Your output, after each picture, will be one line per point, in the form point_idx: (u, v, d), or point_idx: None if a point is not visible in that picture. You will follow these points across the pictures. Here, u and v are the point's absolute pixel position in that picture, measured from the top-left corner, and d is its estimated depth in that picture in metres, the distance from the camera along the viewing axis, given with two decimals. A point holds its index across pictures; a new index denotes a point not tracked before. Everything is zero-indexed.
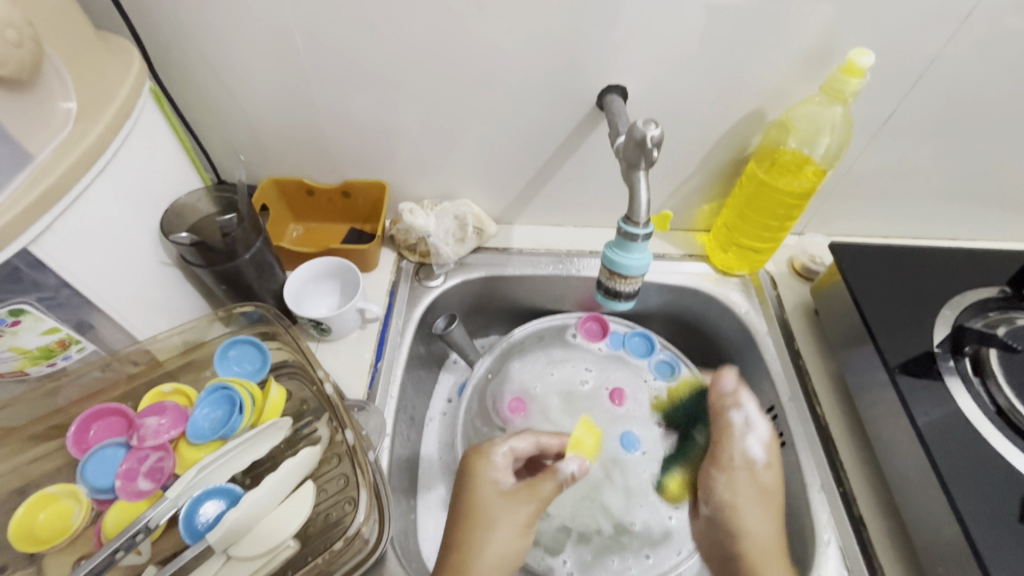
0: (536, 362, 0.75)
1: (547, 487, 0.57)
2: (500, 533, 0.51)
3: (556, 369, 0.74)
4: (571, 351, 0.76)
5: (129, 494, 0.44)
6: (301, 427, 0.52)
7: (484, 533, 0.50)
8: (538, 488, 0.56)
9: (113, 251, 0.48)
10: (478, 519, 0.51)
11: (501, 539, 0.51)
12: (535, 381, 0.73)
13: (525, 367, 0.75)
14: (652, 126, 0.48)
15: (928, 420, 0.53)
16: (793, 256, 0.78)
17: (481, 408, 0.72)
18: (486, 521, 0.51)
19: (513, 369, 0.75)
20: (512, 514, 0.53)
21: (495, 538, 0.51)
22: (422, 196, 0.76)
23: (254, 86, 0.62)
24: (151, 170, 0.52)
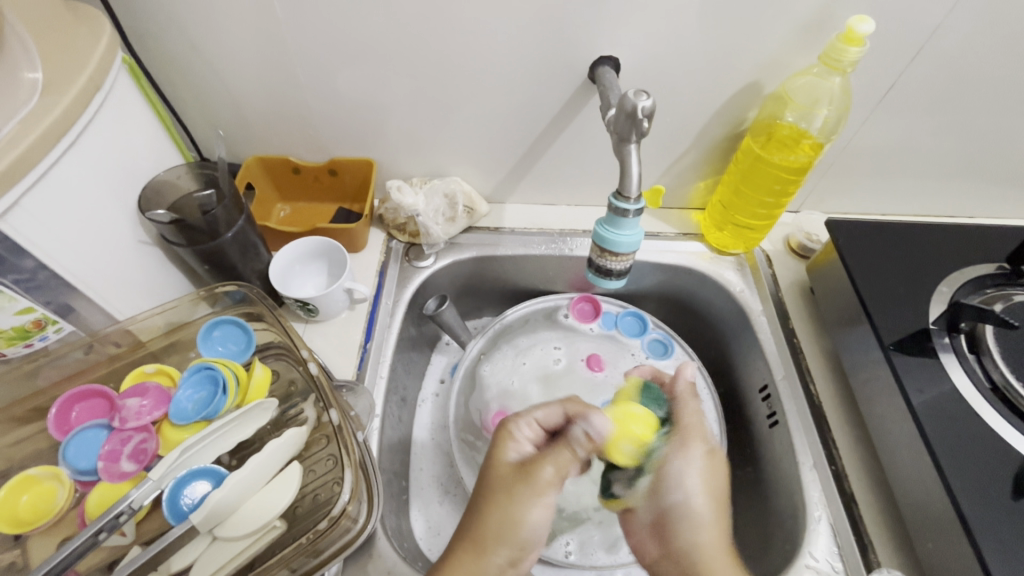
0: (506, 355, 0.74)
1: (565, 458, 0.49)
2: (497, 511, 0.45)
3: (526, 358, 0.74)
4: (537, 336, 0.76)
5: (111, 476, 0.44)
6: (288, 409, 0.51)
7: (522, 486, 0.46)
8: (555, 457, 0.48)
9: (88, 228, 0.47)
10: (489, 499, 0.46)
11: (496, 519, 0.45)
12: (511, 376, 0.72)
13: (496, 367, 0.73)
14: (643, 96, 0.46)
15: (922, 397, 0.52)
16: (789, 234, 0.76)
17: (467, 424, 0.70)
18: (491, 494, 0.46)
19: (485, 373, 0.73)
20: (531, 488, 0.46)
21: (523, 514, 0.45)
22: (411, 173, 0.75)
23: (234, 59, 0.60)
24: (125, 146, 0.50)
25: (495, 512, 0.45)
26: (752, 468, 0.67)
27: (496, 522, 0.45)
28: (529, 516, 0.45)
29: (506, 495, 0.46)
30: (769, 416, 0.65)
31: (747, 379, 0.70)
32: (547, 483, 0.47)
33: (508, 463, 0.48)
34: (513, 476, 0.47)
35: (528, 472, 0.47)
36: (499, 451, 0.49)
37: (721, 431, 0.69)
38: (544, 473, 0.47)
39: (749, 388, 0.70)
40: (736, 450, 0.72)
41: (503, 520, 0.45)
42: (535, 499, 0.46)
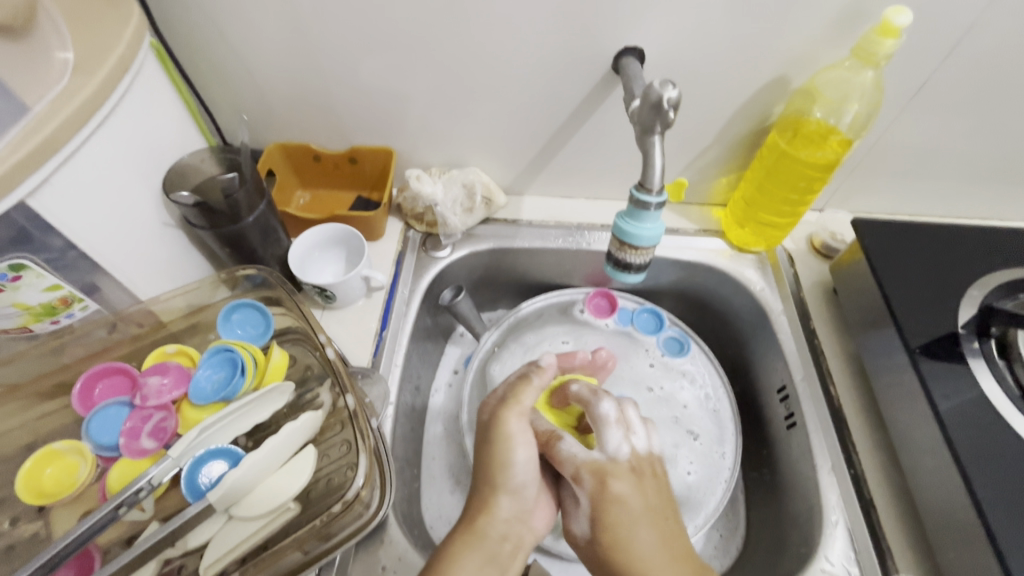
0: (515, 353, 0.73)
1: (525, 392, 0.52)
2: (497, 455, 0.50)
3: (537, 354, 0.73)
4: (543, 332, 0.75)
5: (132, 452, 0.45)
6: (304, 394, 0.51)
7: (501, 430, 0.50)
8: (522, 394, 0.52)
9: (113, 208, 0.47)
10: (487, 448, 0.51)
11: (497, 460, 0.50)
12: None
13: (505, 367, 0.72)
14: (669, 87, 0.45)
15: (948, 403, 0.51)
16: (813, 233, 0.75)
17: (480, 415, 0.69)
18: (486, 439, 0.51)
19: (495, 373, 0.71)
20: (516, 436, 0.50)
21: (508, 458, 0.50)
22: (430, 163, 0.75)
23: (257, 45, 0.60)
24: (152, 128, 0.51)
25: (490, 455, 0.50)
26: (768, 470, 0.66)
27: (487, 466, 0.50)
28: (515, 457, 0.50)
29: (489, 447, 0.50)
30: (787, 417, 0.64)
31: (765, 380, 0.69)
32: (513, 423, 0.50)
33: (486, 415, 0.53)
34: (486, 426, 0.52)
35: (499, 418, 0.51)
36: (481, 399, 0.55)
37: (736, 430, 0.69)
38: (512, 426, 0.50)
39: (766, 389, 0.69)
40: (752, 450, 0.71)
41: (485, 464, 0.51)
42: (513, 439, 0.50)
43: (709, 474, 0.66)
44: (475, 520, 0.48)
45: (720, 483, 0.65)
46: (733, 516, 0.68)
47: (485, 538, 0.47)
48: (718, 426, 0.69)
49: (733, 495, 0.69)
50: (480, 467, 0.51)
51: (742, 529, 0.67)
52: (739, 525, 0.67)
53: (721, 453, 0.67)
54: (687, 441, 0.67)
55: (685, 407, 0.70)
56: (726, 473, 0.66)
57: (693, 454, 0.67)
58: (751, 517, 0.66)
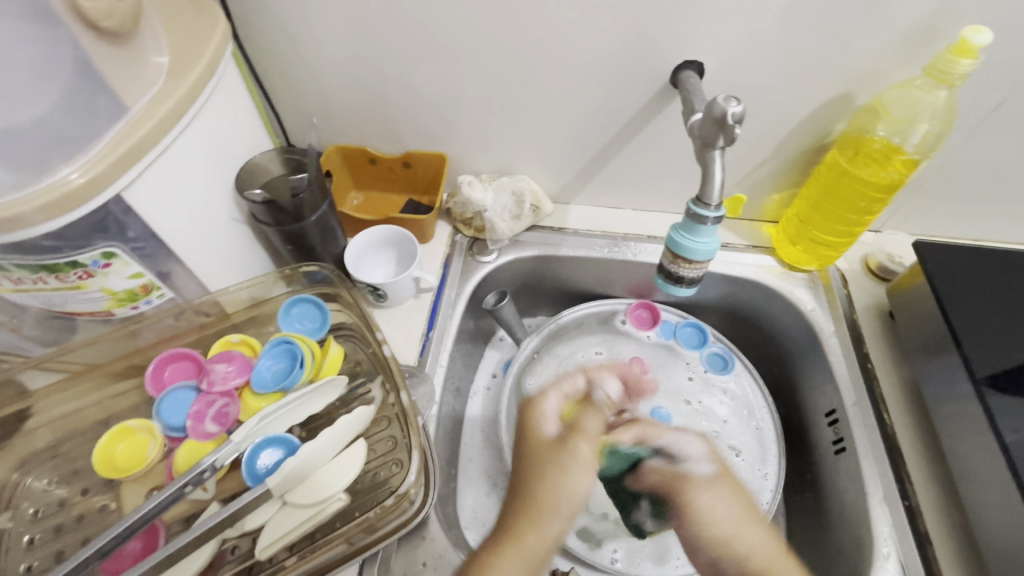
0: (549, 365, 0.74)
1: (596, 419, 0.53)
2: (566, 479, 0.48)
3: (570, 366, 0.73)
4: (577, 343, 0.76)
5: (198, 435, 0.47)
6: (355, 388, 0.53)
7: (573, 448, 0.50)
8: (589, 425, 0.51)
9: (191, 203, 0.50)
10: (544, 474, 0.48)
11: (566, 485, 0.48)
12: None
13: (539, 381, 0.73)
14: (734, 102, 0.45)
15: (1017, 437, 0.48)
16: (868, 254, 0.73)
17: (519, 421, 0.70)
18: (547, 462, 0.49)
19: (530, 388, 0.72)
20: (581, 463, 0.48)
21: (574, 483, 0.48)
22: (480, 170, 0.76)
23: (326, 52, 0.63)
24: (229, 130, 0.54)
25: (542, 482, 0.48)
26: (812, 494, 0.65)
27: (535, 486, 0.48)
28: (580, 484, 0.48)
29: (552, 468, 0.48)
30: (835, 442, 0.63)
31: (812, 402, 0.68)
32: (584, 455, 0.49)
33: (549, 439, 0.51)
34: (554, 447, 0.50)
35: (568, 444, 0.50)
36: (529, 420, 0.53)
37: (779, 451, 0.67)
38: (581, 450, 0.50)
39: (813, 411, 0.67)
40: (794, 474, 0.69)
41: (545, 488, 0.48)
42: (582, 464, 0.48)
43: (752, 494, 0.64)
44: (525, 536, 0.46)
45: (761, 504, 0.64)
46: None
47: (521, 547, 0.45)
48: (760, 447, 0.67)
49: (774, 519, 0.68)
50: (535, 493, 0.48)
51: None
52: None
53: (763, 474, 0.66)
54: (729, 458, 0.67)
55: (724, 423, 0.69)
56: (768, 494, 0.64)
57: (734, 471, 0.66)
58: (792, 542, 0.65)
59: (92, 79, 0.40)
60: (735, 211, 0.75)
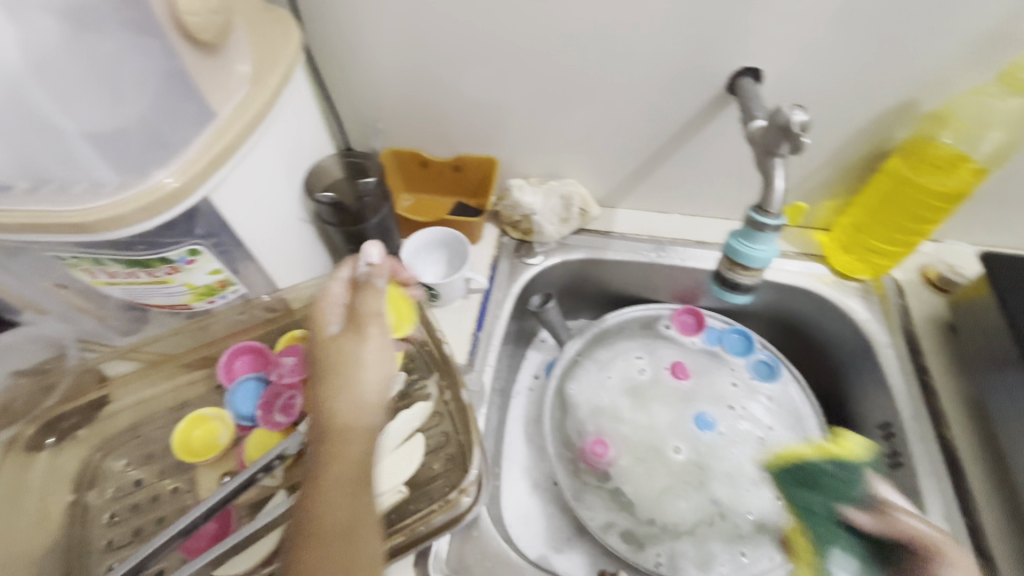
0: (589, 371, 0.75)
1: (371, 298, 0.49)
2: (364, 375, 0.46)
3: (611, 371, 0.74)
4: (616, 347, 0.76)
5: (268, 424, 0.50)
6: (412, 384, 0.55)
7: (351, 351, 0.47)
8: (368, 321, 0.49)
9: (265, 204, 0.52)
10: (343, 375, 0.46)
11: (361, 381, 0.46)
12: (599, 393, 0.73)
13: (581, 387, 0.73)
14: (799, 110, 0.45)
15: None
16: (927, 265, 0.71)
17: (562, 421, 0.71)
18: (349, 360, 0.47)
19: (572, 393, 0.73)
20: (360, 374, 0.46)
21: (360, 377, 0.46)
22: (528, 173, 0.77)
23: (388, 59, 0.65)
24: (299, 134, 0.57)
25: (341, 395, 0.45)
26: None
27: (328, 387, 0.46)
28: (361, 377, 0.46)
29: (339, 367, 0.46)
30: (890, 456, 0.61)
31: (865, 414, 0.66)
32: (375, 348, 0.47)
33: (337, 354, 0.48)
34: (346, 344, 0.47)
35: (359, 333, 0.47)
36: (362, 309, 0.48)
37: None
38: (367, 340, 0.47)
39: (866, 424, 0.66)
40: None
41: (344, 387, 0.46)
42: (365, 363, 0.46)
43: None
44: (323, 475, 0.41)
45: None
46: None
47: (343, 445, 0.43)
48: None
49: None
50: (320, 395, 0.45)
51: None
52: None
53: None
54: None
55: (769, 430, 0.69)
56: None
57: None
58: None
59: (182, 85, 0.43)
60: (796, 219, 0.73)
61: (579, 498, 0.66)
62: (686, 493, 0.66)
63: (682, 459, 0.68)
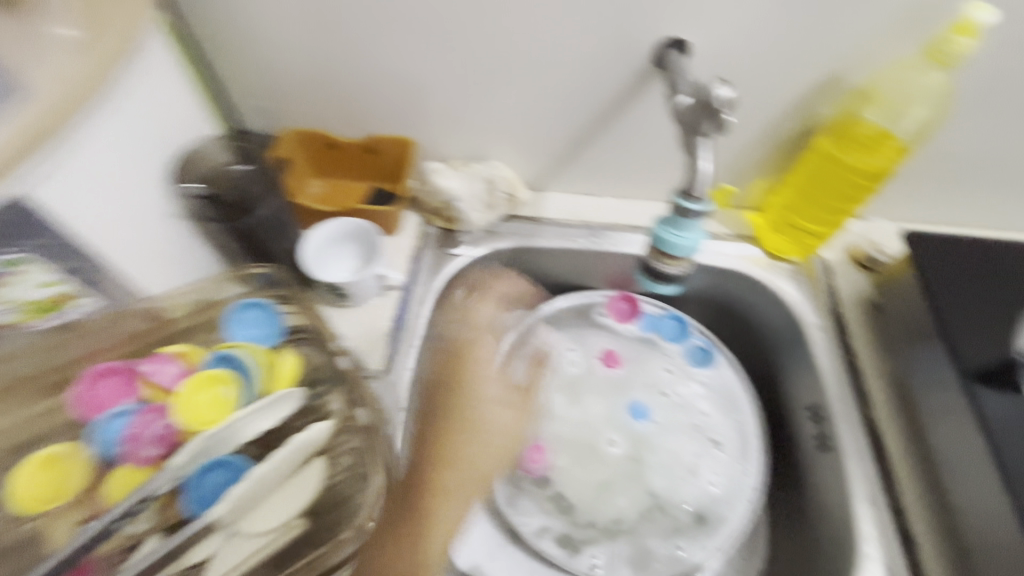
0: (521, 369, 0.69)
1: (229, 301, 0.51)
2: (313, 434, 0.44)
3: (543, 367, 0.70)
4: (545, 342, 0.72)
5: (135, 460, 0.42)
6: (313, 399, 0.49)
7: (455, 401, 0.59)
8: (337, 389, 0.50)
9: (116, 200, 0.44)
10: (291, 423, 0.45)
11: (308, 438, 0.44)
12: None
13: None
14: (721, 84, 0.42)
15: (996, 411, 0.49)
16: (854, 243, 0.70)
17: None
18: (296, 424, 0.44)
19: None
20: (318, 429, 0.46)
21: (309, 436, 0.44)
22: (449, 156, 0.71)
23: (275, 25, 0.57)
24: (157, 114, 0.48)
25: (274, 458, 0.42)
26: (793, 491, 0.63)
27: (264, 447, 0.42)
28: (299, 441, 0.43)
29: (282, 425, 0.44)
30: (818, 439, 0.61)
31: (794, 397, 0.66)
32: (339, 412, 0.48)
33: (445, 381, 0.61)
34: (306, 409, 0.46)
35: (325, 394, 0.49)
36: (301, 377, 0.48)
37: (761, 446, 0.66)
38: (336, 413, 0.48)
39: (795, 407, 0.66)
40: (775, 469, 0.68)
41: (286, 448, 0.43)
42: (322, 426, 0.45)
43: (734, 489, 0.63)
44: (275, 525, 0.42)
45: (743, 501, 0.63)
46: (753, 537, 0.65)
47: (449, 496, 0.55)
48: (742, 446, 0.65)
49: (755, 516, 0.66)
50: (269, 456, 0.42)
51: (763, 551, 0.64)
52: None
53: (744, 470, 0.64)
54: (710, 451, 0.65)
55: (704, 416, 0.68)
56: (749, 491, 0.63)
57: (717, 465, 0.64)
58: (773, 540, 0.64)
59: None
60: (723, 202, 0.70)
61: (511, 502, 0.62)
62: (623, 484, 0.64)
63: (618, 452, 0.65)
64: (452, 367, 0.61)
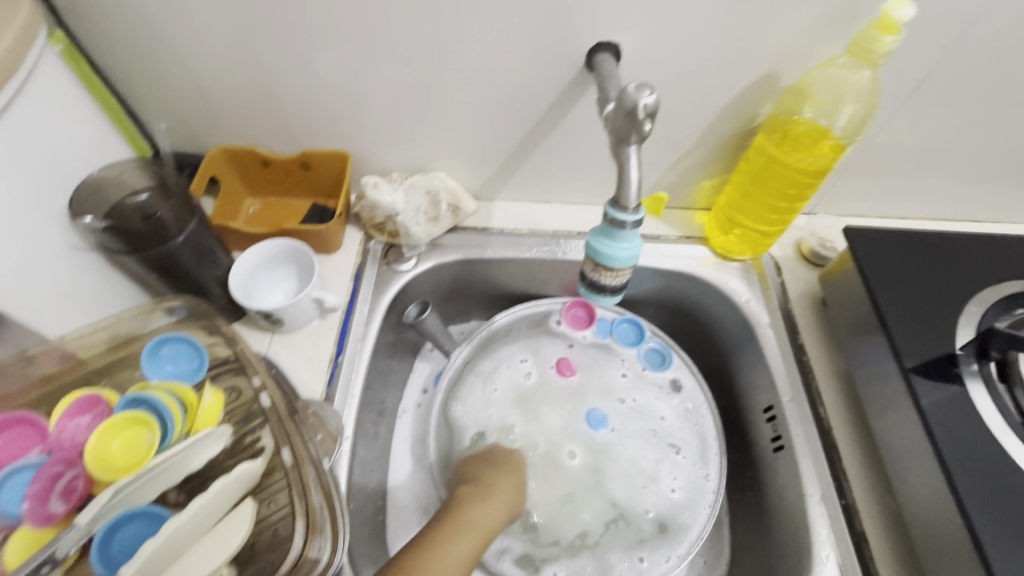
0: (474, 386, 0.68)
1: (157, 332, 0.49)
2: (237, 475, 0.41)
3: (497, 383, 0.68)
4: (500, 355, 0.70)
5: (35, 519, 0.38)
6: (246, 435, 0.46)
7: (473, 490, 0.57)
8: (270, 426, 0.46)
9: (7, 234, 0.41)
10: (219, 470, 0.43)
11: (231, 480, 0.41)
12: (487, 410, 0.66)
13: (469, 406, 0.67)
14: (646, 92, 0.40)
15: (932, 402, 0.49)
16: (801, 239, 0.71)
17: (450, 441, 0.65)
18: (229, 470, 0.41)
19: (458, 414, 0.66)
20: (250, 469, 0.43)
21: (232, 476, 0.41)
22: (390, 168, 0.68)
23: (188, 39, 0.54)
24: (52, 140, 0.45)
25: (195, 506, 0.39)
26: (752, 492, 0.63)
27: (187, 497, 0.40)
28: (221, 483, 0.40)
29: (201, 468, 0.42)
30: (774, 440, 0.61)
31: (750, 397, 0.66)
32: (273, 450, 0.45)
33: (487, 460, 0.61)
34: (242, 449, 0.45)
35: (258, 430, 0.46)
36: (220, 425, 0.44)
37: (720, 450, 0.65)
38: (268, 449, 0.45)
39: (752, 407, 0.65)
40: (736, 471, 0.67)
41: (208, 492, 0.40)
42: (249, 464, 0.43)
43: (695, 495, 0.62)
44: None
45: (703, 508, 0.62)
46: (717, 541, 0.64)
47: (462, 530, 0.48)
48: (701, 450, 0.65)
49: (718, 519, 0.66)
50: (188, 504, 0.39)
51: (727, 555, 0.63)
52: (723, 551, 0.64)
53: (705, 475, 0.63)
54: (670, 457, 0.64)
55: (662, 420, 0.66)
56: (710, 497, 0.62)
57: (677, 470, 0.63)
58: (736, 542, 0.63)
59: None
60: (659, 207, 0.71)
61: None
62: (582, 501, 0.62)
63: (578, 464, 0.64)
64: (500, 458, 0.60)
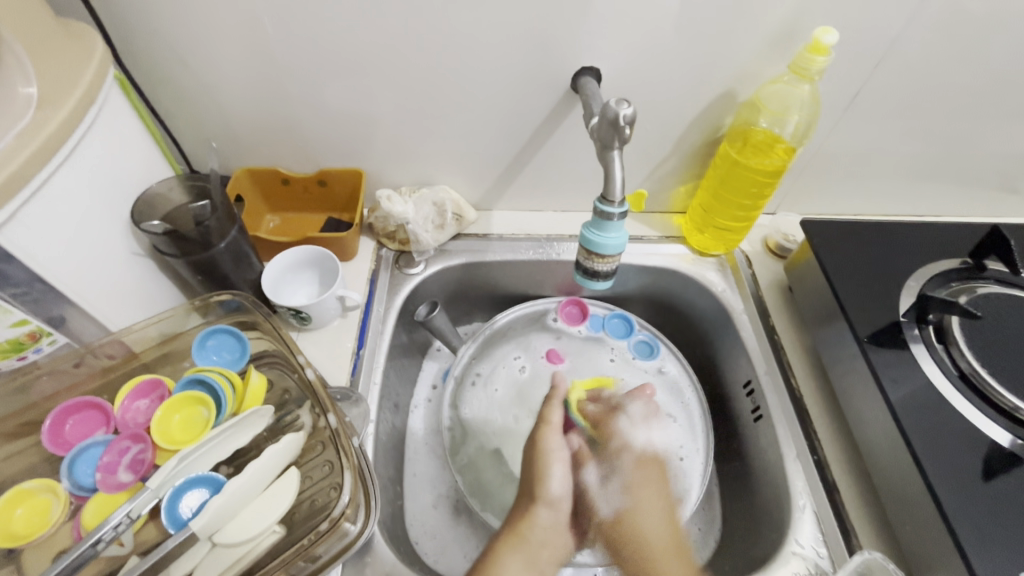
0: (476, 390, 0.73)
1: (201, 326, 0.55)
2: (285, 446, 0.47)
3: (496, 383, 0.74)
4: (494, 357, 0.76)
5: (109, 487, 0.44)
6: (285, 416, 0.51)
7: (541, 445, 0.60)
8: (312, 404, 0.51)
9: (81, 239, 0.47)
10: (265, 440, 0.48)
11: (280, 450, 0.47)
12: (491, 410, 0.72)
13: (474, 406, 0.72)
14: (624, 105, 0.48)
15: (898, 396, 0.54)
16: (767, 236, 0.79)
17: (462, 427, 0.71)
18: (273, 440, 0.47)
19: (467, 416, 0.71)
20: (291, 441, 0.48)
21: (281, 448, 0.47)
22: (399, 183, 0.76)
23: (223, 75, 0.62)
24: (119, 159, 0.52)
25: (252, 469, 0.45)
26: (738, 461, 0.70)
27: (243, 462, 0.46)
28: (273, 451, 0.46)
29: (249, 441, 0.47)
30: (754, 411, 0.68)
31: (731, 375, 0.73)
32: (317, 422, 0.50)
33: None
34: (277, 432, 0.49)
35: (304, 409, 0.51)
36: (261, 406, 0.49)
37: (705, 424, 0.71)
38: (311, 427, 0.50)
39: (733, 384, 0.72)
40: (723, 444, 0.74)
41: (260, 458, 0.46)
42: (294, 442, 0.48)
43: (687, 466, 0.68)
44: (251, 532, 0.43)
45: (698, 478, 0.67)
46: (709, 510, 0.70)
47: None
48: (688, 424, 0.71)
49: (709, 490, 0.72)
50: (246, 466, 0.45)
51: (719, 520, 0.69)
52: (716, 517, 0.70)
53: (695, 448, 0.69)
54: (664, 429, 0.70)
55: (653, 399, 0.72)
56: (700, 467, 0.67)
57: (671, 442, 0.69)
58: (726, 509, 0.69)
59: None
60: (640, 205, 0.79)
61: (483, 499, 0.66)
62: None
63: None
64: None
